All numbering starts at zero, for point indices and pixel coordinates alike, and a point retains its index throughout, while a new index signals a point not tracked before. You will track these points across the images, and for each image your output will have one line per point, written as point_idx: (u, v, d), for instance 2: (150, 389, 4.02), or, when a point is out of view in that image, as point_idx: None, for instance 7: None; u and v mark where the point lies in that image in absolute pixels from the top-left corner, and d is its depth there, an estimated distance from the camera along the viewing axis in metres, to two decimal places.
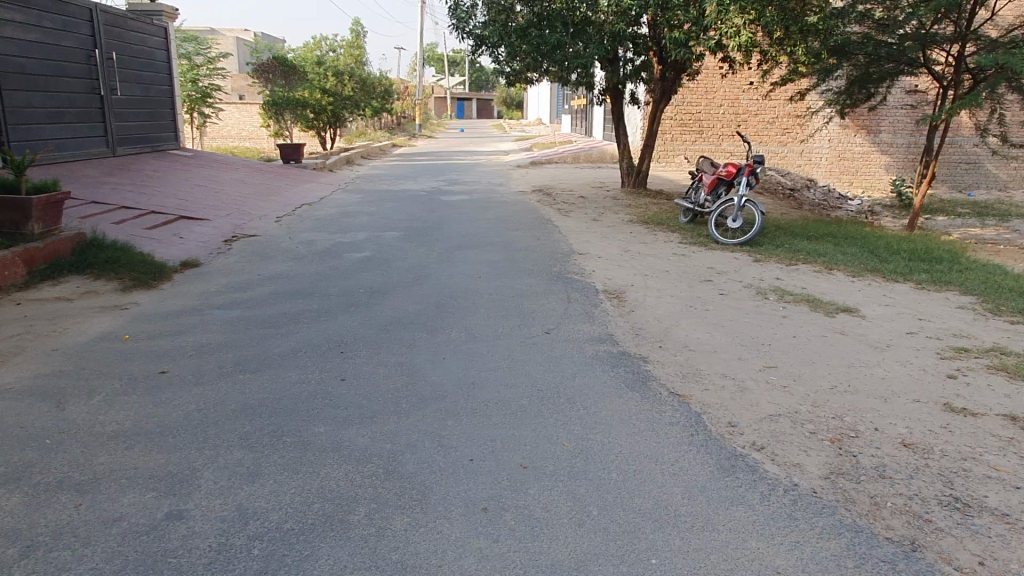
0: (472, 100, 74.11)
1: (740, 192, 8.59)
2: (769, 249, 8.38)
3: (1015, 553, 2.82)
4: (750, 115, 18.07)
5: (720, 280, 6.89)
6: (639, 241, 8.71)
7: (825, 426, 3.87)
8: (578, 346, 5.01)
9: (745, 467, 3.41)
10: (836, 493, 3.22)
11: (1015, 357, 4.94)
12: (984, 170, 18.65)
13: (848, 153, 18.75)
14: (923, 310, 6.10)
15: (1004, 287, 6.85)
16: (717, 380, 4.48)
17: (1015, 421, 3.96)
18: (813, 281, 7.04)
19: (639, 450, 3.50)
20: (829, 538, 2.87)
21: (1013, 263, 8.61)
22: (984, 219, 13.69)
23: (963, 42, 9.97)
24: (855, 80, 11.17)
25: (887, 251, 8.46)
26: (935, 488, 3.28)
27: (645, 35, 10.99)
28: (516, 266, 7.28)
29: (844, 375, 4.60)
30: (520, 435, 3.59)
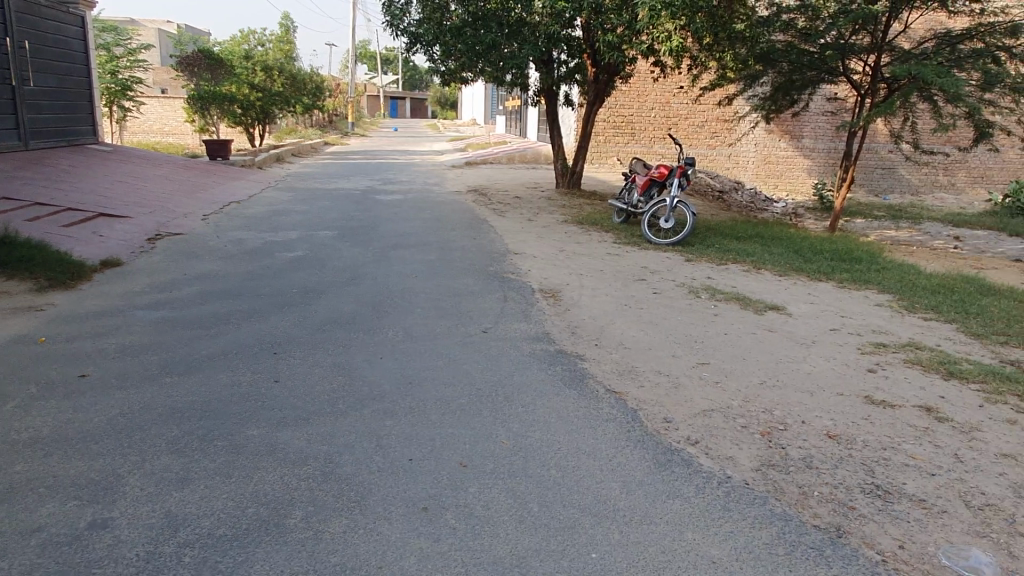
0: (406, 100, 73.54)
1: (672, 193, 8.79)
2: (699, 249, 8.59)
3: (931, 537, 2.97)
4: (680, 118, 18.52)
5: (653, 279, 7.02)
6: (574, 241, 8.81)
7: (755, 420, 3.99)
8: (516, 345, 5.03)
9: (680, 461, 3.49)
10: (766, 484, 3.32)
11: (929, 352, 5.21)
12: (898, 174, 19.62)
13: (773, 157, 19.43)
14: (845, 308, 6.37)
15: (917, 286, 7.22)
16: (652, 377, 4.56)
17: (930, 412, 4.17)
18: (742, 280, 7.25)
19: (577, 447, 3.54)
20: (761, 527, 2.96)
21: (925, 264, 9.08)
22: (898, 222, 14.40)
23: (879, 53, 10.48)
24: (779, 87, 11.60)
25: (811, 251, 8.79)
26: (858, 477, 3.43)
27: (579, 38, 11.12)
28: (453, 265, 7.24)
29: (772, 371, 4.75)
30: (459, 434, 3.56)
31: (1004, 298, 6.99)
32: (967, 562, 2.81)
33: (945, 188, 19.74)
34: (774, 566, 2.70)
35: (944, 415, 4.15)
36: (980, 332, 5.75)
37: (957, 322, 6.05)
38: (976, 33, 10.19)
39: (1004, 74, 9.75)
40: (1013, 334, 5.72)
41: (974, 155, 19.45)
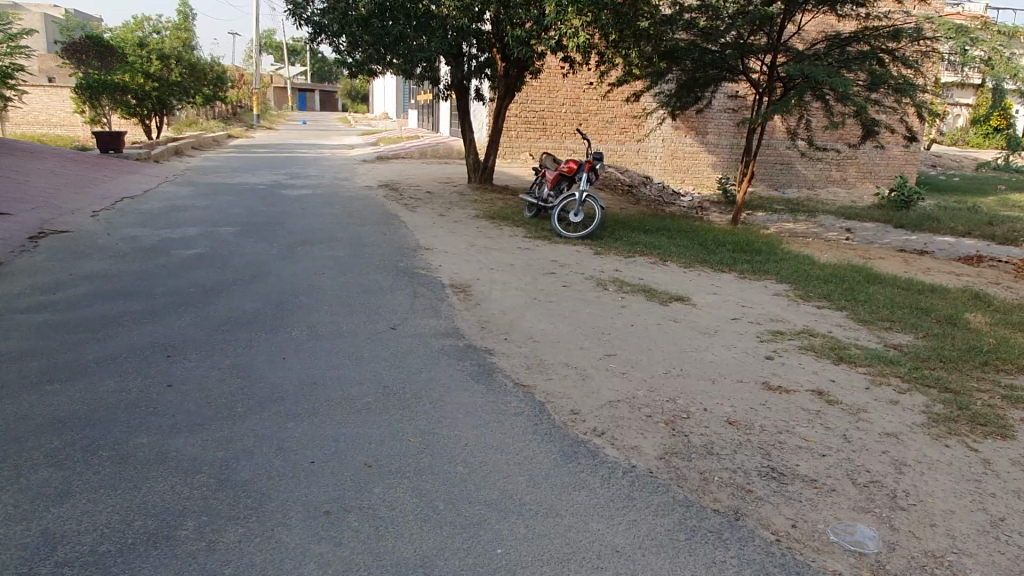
0: (316, 92, 71.86)
1: (581, 188, 8.93)
2: (609, 243, 8.75)
3: (821, 515, 3.12)
4: (590, 115, 18.82)
5: (563, 272, 7.09)
6: (485, 235, 8.81)
7: (660, 409, 4.08)
8: (425, 340, 4.97)
9: (587, 452, 3.53)
10: (669, 472, 3.40)
11: (822, 338, 5.47)
12: (795, 170, 20.56)
13: (680, 153, 19.94)
14: (745, 298, 6.61)
15: (812, 275, 7.58)
16: (561, 369, 4.60)
17: (821, 396, 4.37)
18: (648, 272, 7.42)
19: (486, 443, 3.52)
20: (662, 514, 3.02)
21: (819, 254, 9.56)
22: (796, 215, 15.11)
23: (775, 53, 10.99)
24: (684, 85, 11.85)
25: (715, 243, 9.09)
26: (755, 461, 3.56)
27: (488, 33, 11.12)
28: (361, 262, 7.09)
29: (677, 360, 4.87)
30: (363, 434, 3.48)
31: (888, 286, 7.42)
32: (852, 537, 2.97)
33: (838, 183, 20.81)
34: (675, 553, 2.76)
35: (834, 398, 4.36)
36: (866, 319, 6.08)
37: (847, 309, 6.39)
38: (863, 37, 10.76)
39: (888, 75, 10.33)
40: (896, 319, 6.09)
41: (864, 152, 20.60)
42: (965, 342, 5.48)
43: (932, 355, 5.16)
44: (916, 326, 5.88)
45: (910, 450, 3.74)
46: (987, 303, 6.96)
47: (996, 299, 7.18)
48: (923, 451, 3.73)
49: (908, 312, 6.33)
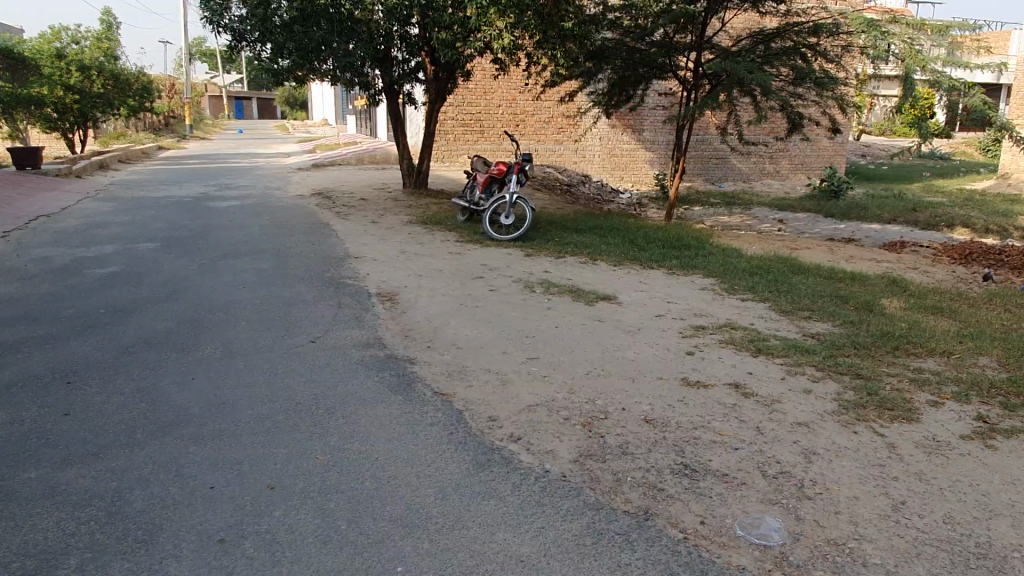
0: (252, 99, 70.73)
1: (511, 189, 8.93)
2: (540, 244, 8.77)
3: (729, 509, 3.15)
4: (526, 115, 18.88)
5: (491, 276, 7.08)
6: (416, 241, 8.72)
7: (578, 412, 4.07)
8: (344, 353, 4.86)
9: (500, 460, 3.49)
10: (583, 475, 3.39)
11: (742, 331, 5.54)
12: (731, 164, 20.90)
13: (617, 151, 20.11)
14: (671, 294, 6.69)
15: (738, 269, 7.71)
16: (482, 376, 4.55)
17: (738, 389, 4.43)
18: (578, 272, 7.45)
19: (396, 456, 3.45)
20: (571, 519, 3.01)
21: (749, 246, 9.74)
22: (730, 208, 15.40)
23: (700, 50, 11.17)
24: (614, 83, 11.96)
25: (645, 240, 9.18)
26: (668, 458, 3.57)
27: (415, 36, 11.02)
28: (285, 273, 6.93)
29: (598, 360, 4.88)
30: (269, 455, 3.38)
31: (810, 275, 7.59)
32: (758, 531, 2.99)
33: (772, 175, 21.26)
34: (580, 558, 2.75)
35: (750, 390, 4.42)
36: (788, 310, 6.20)
37: (770, 301, 6.49)
38: (786, 32, 10.91)
39: (809, 69, 10.57)
40: (816, 308, 6.22)
41: (794, 144, 21.10)
42: (879, 327, 5.64)
43: (847, 342, 5.29)
44: (834, 314, 6.03)
45: (820, 438, 3.81)
46: (904, 288, 7.17)
47: (913, 284, 7.40)
48: (831, 439, 3.80)
49: (828, 301, 6.48)
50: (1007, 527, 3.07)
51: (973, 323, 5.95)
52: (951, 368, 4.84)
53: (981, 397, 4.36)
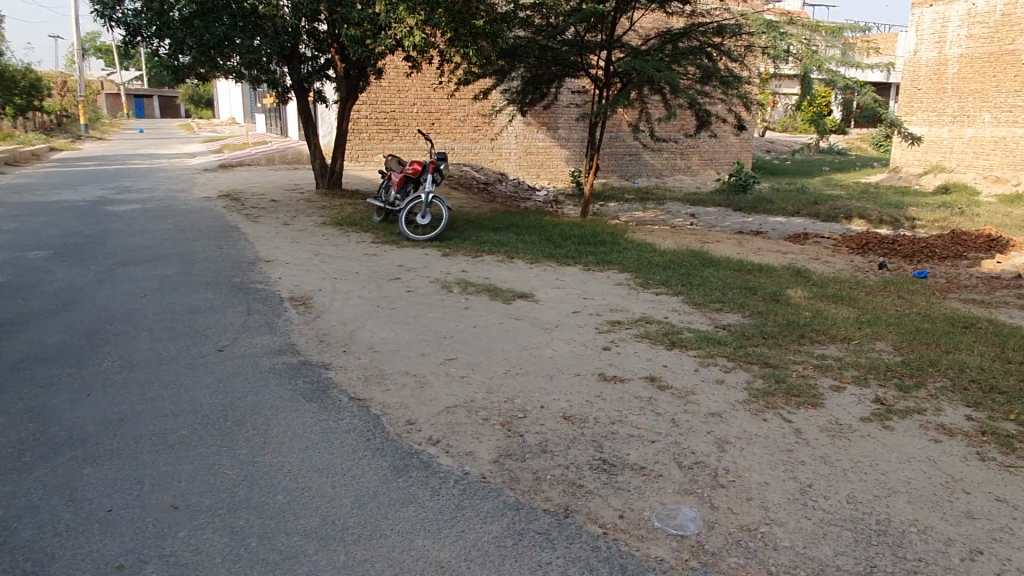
0: (154, 97, 67.60)
1: (427, 188, 8.85)
2: (457, 243, 8.72)
3: (647, 502, 3.20)
4: (441, 114, 18.78)
5: (408, 277, 6.97)
6: (330, 243, 8.51)
7: (497, 411, 4.05)
8: (254, 361, 4.68)
9: (418, 464, 3.43)
10: (502, 475, 3.37)
11: (657, 325, 5.66)
12: (644, 160, 21.37)
13: (533, 148, 20.24)
14: (588, 290, 6.76)
15: (652, 263, 7.87)
16: (399, 379, 4.47)
17: (653, 382, 4.52)
18: (495, 270, 7.44)
19: (310, 466, 3.34)
20: (491, 521, 2.98)
21: (661, 241, 9.97)
22: (644, 204, 15.74)
23: (610, 49, 11.33)
24: (527, 82, 11.98)
25: (561, 237, 9.25)
26: (587, 454, 3.60)
27: (324, 33, 10.75)
28: (190, 279, 6.62)
29: (517, 359, 4.87)
30: (175, 471, 3.22)
31: (721, 268, 7.82)
32: (675, 521, 3.05)
33: (683, 171, 21.87)
34: (500, 560, 2.73)
35: (665, 383, 4.51)
36: (700, 302, 6.37)
37: (683, 294, 6.65)
38: (692, 32, 11.18)
39: (715, 69, 10.90)
40: (726, 300, 6.42)
41: (703, 141, 21.79)
42: (785, 317, 5.87)
43: (756, 332, 5.47)
44: (744, 305, 6.23)
45: (732, 427, 3.92)
46: (807, 278, 7.48)
47: (815, 274, 7.74)
48: (743, 428, 3.92)
49: (737, 293, 6.69)
50: (904, 503, 3.24)
51: (870, 310, 6.26)
52: (850, 354, 5.08)
53: (878, 379, 4.60)
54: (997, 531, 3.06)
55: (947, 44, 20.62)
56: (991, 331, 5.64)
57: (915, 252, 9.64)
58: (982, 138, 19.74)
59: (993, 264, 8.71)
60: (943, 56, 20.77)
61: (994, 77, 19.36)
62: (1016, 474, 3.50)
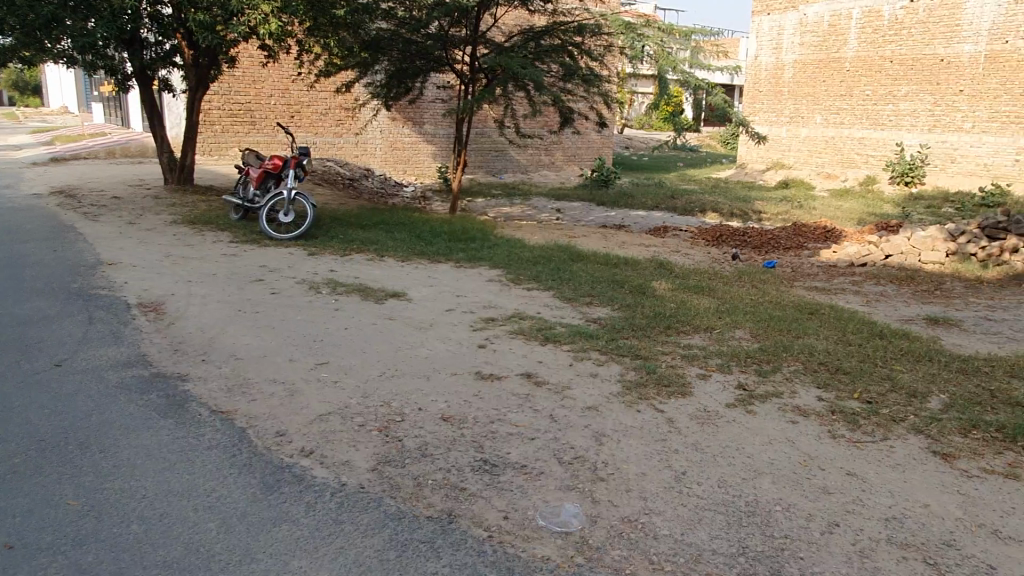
0: None
1: (289, 185, 8.46)
2: (323, 241, 8.39)
3: (531, 501, 3.17)
4: (301, 106, 18.07)
5: (271, 278, 6.61)
6: (183, 243, 7.93)
7: (373, 417, 3.90)
8: (98, 375, 4.25)
9: (291, 479, 3.23)
10: (382, 484, 3.24)
11: (531, 321, 5.69)
12: (509, 156, 21.56)
13: (399, 143, 19.91)
14: (460, 288, 6.70)
15: (523, 259, 7.93)
16: (266, 387, 4.21)
17: (530, 378, 4.53)
18: (364, 269, 7.21)
19: (169, 489, 3.06)
20: (371, 534, 2.85)
21: (530, 236, 10.10)
22: (511, 200, 15.90)
23: (475, 44, 11.27)
24: (391, 75, 11.67)
25: (431, 234, 9.13)
26: (468, 456, 3.53)
27: (170, 17, 9.99)
28: (18, 286, 5.93)
29: (392, 360, 4.72)
30: (8, 506, 2.85)
31: (588, 262, 8.00)
32: (559, 519, 3.05)
33: (548, 167, 22.30)
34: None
35: (541, 378, 4.54)
36: (570, 297, 6.47)
37: (554, 289, 6.73)
38: (553, 30, 11.32)
39: (576, 67, 11.19)
40: (596, 294, 6.57)
41: (566, 138, 22.33)
42: (652, 309, 6.08)
43: (625, 325, 5.63)
44: (612, 299, 6.40)
45: (608, 420, 4.00)
46: (669, 270, 7.81)
47: (676, 266, 8.08)
48: (618, 420, 4.01)
49: (605, 286, 6.86)
50: (769, 484, 3.42)
51: (728, 299, 6.62)
52: (714, 343, 5.33)
53: (739, 366, 4.86)
54: (850, 503, 3.30)
55: (783, 50, 22.27)
56: (833, 316, 6.12)
57: (763, 243, 10.33)
58: (815, 138, 21.52)
59: (830, 253, 9.48)
60: (780, 61, 22.41)
61: (824, 82, 21.15)
62: (862, 449, 3.79)
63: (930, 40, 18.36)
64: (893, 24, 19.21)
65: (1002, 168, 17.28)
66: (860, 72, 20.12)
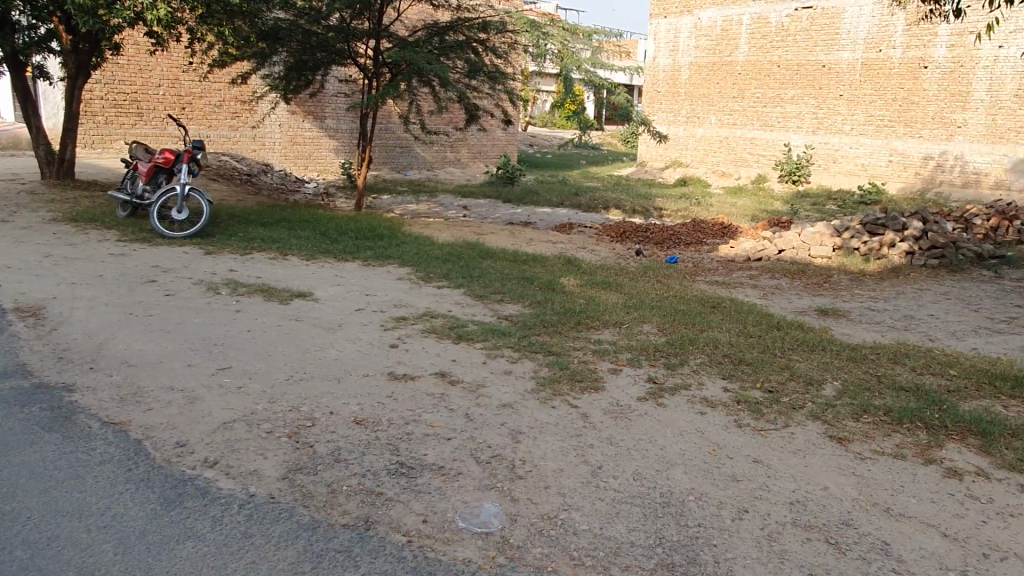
0: None
1: (182, 180, 8.04)
2: (220, 240, 8.01)
3: (450, 503, 3.13)
4: (193, 97, 17.22)
5: (165, 279, 6.24)
6: (65, 243, 7.38)
7: (281, 422, 3.74)
8: None
9: (194, 492, 3.05)
10: (293, 492, 3.11)
11: (442, 319, 5.63)
12: (414, 152, 21.31)
13: (299, 138, 19.30)
14: (369, 286, 6.55)
15: (432, 256, 7.84)
16: (162, 396, 3.96)
17: (444, 377, 4.47)
18: (267, 268, 6.93)
19: (57, 510, 2.83)
20: (284, 546, 2.73)
21: (438, 234, 10.01)
22: (417, 196, 15.73)
23: (379, 37, 11.04)
24: (291, 67, 11.27)
25: (336, 232, 8.89)
26: (383, 459, 3.44)
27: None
28: None
29: (299, 363, 4.55)
30: None
31: (497, 259, 8.00)
32: (479, 519, 3.02)
33: (453, 164, 22.18)
34: None
35: (455, 377, 4.49)
36: (481, 294, 6.45)
37: (465, 287, 6.69)
38: (457, 26, 11.29)
39: (481, 64, 11.20)
40: (506, 291, 6.58)
41: (471, 135, 22.29)
42: (562, 305, 6.14)
43: (537, 322, 5.66)
44: (522, 296, 6.42)
45: (524, 417, 4.00)
46: (577, 267, 7.91)
47: (584, 262, 8.20)
48: (534, 416, 4.02)
49: (515, 283, 6.87)
50: (682, 474, 3.51)
51: (635, 294, 6.77)
52: (623, 338, 5.44)
53: (648, 360, 4.97)
54: (757, 489, 3.43)
55: (679, 52, 23.05)
56: (733, 309, 6.37)
57: (665, 239, 10.65)
58: (710, 137, 22.40)
59: (728, 248, 9.89)
60: (676, 63, 23.18)
61: (717, 84, 22.04)
62: (766, 436, 3.95)
63: (812, 47, 19.49)
64: (779, 31, 20.25)
65: (878, 168, 18.54)
66: (751, 76, 21.09)
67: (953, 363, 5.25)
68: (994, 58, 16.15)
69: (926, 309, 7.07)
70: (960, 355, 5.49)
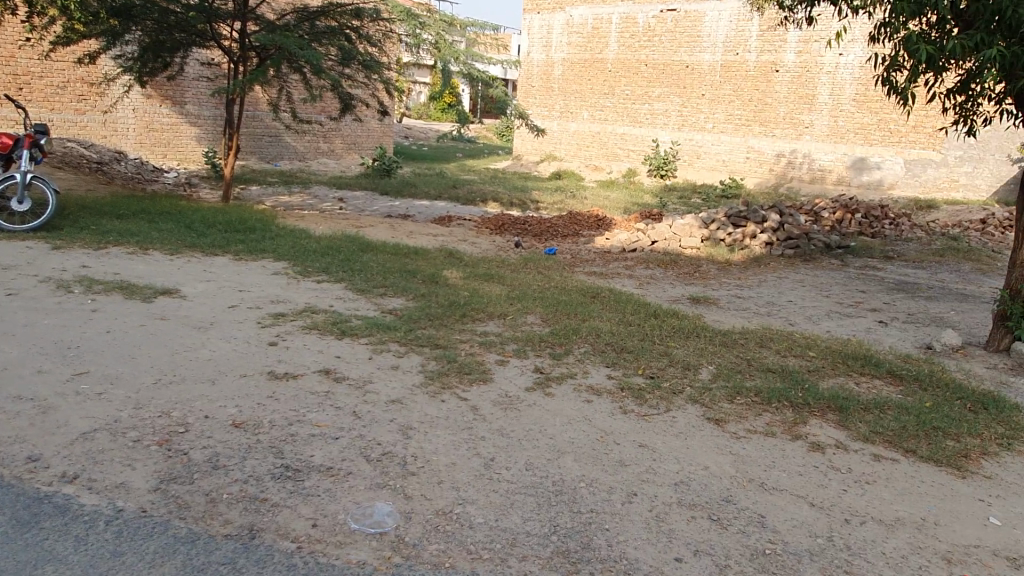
0: None
1: (23, 168, 7.28)
2: (70, 233, 7.34)
3: (340, 504, 3.01)
4: (32, 77, 15.67)
5: (7, 277, 5.64)
6: None
7: (151, 429, 3.46)
8: None
9: (52, 511, 2.77)
10: (168, 504, 2.89)
11: (323, 315, 5.43)
12: (285, 142, 20.46)
13: (156, 124, 18.05)
14: (242, 282, 6.21)
15: (309, 250, 7.55)
16: (8, 406, 3.56)
17: (328, 375, 4.30)
18: (126, 264, 6.42)
19: None
20: (160, 563, 2.53)
21: (314, 226, 9.66)
22: (289, 188, 15.13)
23: (244, 20, 10.47)
24: (147, 47, 10.48)
25: (203, 224, 8.38)
26: (266, 463, 3.26)
27: None
28: None
29: (167, 365, 4.24)
30: None
31: (378, 253, 7.81)
32: (372, 519, 2.92)
33: (326, 154, 21.51)
34: None
35: (340, 374, 4.34)
36: (363, 288, 6.27)
37: (345, 281, 6.49)
38: (330, 12, 10.97)
39: (355, 51, 10.86)
40: (389, 285, 6.44)
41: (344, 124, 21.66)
42: (447, 298, 6.09)
43: (422, 315, 5.58)
44: (406, 289, 6.31)
45: (414, 412, 3.92)
46: (459, 259, 7.87)
47: (466, 255, 8.17)
48: (424, 411, 3.95)
49: (398, 277, 6.73)
50: (572, 462, 3.57)
51: (517, 286, 6.81)
52: (508, 329, 5.46)
53: (535, 351, 5.01)
54: (644, 472, 3.54)
55: (552, 48, 23.40)
56: (613, 299, 6.57)
57: (543, 231, 10.82)
58: (583, 132, 22.97)
59: (604, 240, 10.19)
60: (549, 59, 23.51)
61: (589, 81, 22.60)
62: (650, 421, 4.09)
63: (677, 48, 20.45)
64: (646, 31, 21.06)
65: (736, 164, 19.70)
66: (621, 74, 21.79)
67: (812, 345, 5.66)
68: (835, 65, 17.61)
69: (784, 296, 7.58)
70: (817, 338, 5.93)
